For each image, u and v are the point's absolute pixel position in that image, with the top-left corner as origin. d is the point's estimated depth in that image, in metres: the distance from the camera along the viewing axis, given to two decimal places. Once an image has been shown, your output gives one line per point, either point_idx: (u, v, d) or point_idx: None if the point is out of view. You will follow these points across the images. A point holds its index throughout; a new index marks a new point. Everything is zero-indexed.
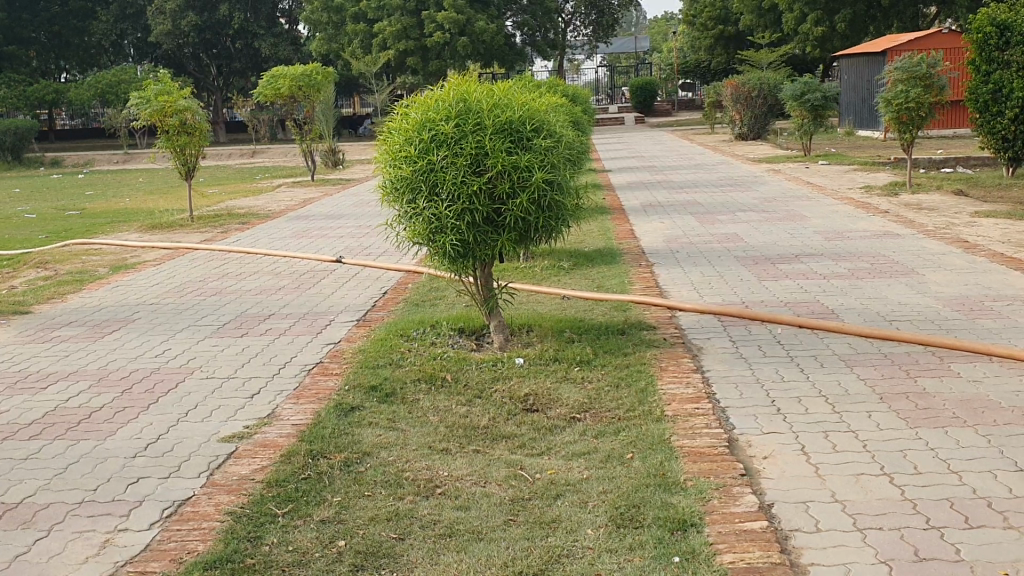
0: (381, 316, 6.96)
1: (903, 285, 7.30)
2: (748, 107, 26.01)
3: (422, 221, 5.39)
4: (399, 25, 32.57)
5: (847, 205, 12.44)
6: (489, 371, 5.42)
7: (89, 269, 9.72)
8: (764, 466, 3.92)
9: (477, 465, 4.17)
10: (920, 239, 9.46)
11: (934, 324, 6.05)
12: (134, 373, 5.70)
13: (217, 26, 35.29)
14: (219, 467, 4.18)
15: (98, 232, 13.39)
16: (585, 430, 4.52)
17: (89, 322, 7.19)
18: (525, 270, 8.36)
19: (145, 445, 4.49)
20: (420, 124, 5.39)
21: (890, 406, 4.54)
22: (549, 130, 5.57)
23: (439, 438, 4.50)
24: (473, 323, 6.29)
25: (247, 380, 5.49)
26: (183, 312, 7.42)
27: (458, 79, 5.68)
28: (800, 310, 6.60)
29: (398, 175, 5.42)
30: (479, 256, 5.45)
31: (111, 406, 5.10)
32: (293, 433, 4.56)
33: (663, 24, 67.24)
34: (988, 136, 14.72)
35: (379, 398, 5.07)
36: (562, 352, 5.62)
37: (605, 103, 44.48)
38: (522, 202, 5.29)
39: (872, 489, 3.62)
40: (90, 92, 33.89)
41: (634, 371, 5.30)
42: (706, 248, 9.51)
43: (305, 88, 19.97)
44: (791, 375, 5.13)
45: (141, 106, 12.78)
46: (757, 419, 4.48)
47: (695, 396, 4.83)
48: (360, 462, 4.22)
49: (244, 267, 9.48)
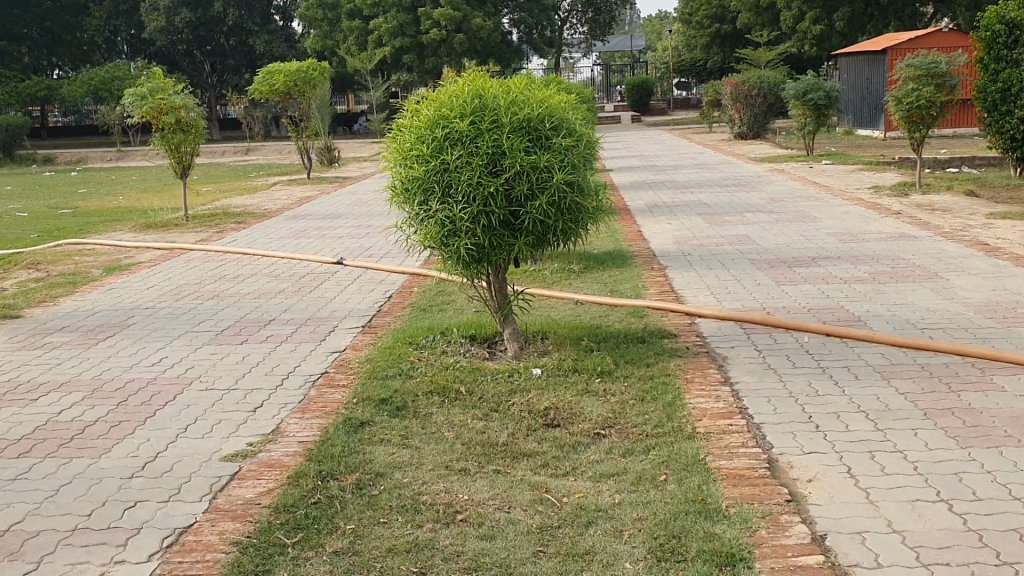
0: (387, 323, 6.66)
1: (929, 290, 7.06)
2: (748, 105, 25.79)
3: (434, 224, 5.11)
4: (395, 22, 32.16)
5: (857, 206, 12.20)
6: (505, 383, 5.14)
7: (82, 271, 9.41)
8: (810, 490, 3.65)
9: (498, 487, 3.88)
10: (937, 242, 9.20)
11: (969, 332, 5.79)
12: (129, 384, 5.40)
13: (211, 22, 34.93)
14: (222, 490, 3.90)
15: (91, 231, 13.04)
16: (612, 448, 4.24)
17: (82, 327, 6.88)
18: (535, 273, 8.11)
19: (143, 464, 4.19)
20: (433, 121, 5.11)
21: (936, 423, 4.28)
22: (568, 128, 5.29)
23: (456, 457, 4.22)
24: (486, 330, 6.01)
25: (250, 392, 5.18)
26: (180, 317, 7.13)
27: (472, 75, 5.40)
28: (825, 317, 6.32)
29: (410, 175, 5.14)
30: (494, 260, 5.17)
31: (106, 421, 4.79)
32: (300, 452, 4.27)
33: (657, 23, 66.92)
34: (995, 135, 14.47)
35: (390, 412, 4.78)
36: (582, 362, 5.35)
37: (600, 101, 44.11)
38: (541, 204, 5.00)
39: (931, 517, 3.36)
40: (83, 89, 33.49)
41: (659, 383, 5.01)
42: (718, 250, 9.26)
43: (302, 85, 19.61)
44: (825, 389, 4.86)
45: (136, 104, 12.42)
46: (796, 437, 4.20)
47: (726, 411, 4.55)
48: (373, 485, 3.93)
49: (242, 269, 9.18)
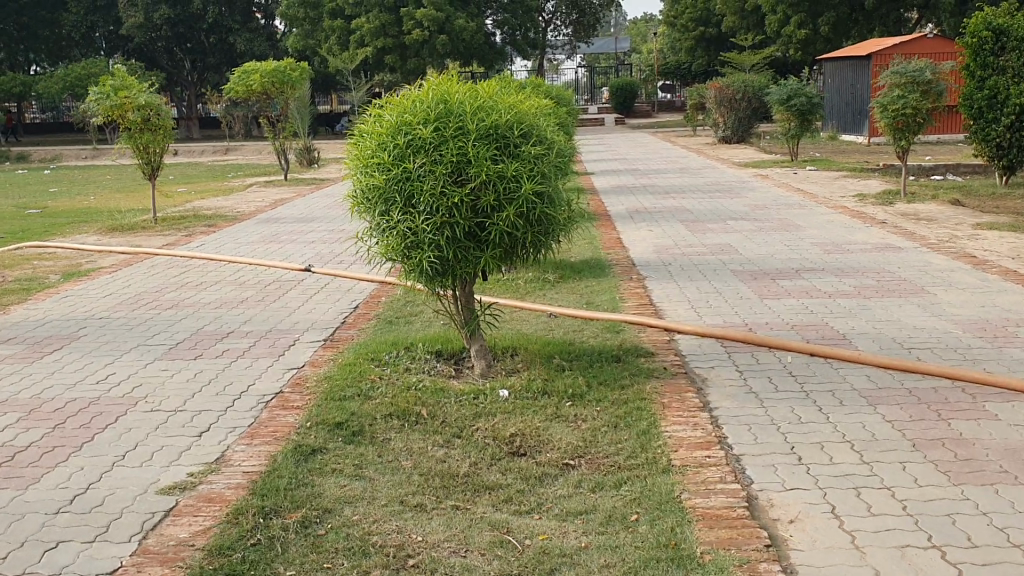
0: (350, 337, 6.33)
1: (916, 305, 6.80)
2: (732, 109, 25.56)
3: (395, 235, 4.80)
4: (377, 22, 31.76)
5: (842, 215, 11.97)
6: (470, 406, 4.83)
7: (39, 276, 9.04)
8: (791, 533, 3.37)
9: (455, 527, 3.57)
10: (923, 253, 8.94)
11: (958, 353, 5.52)
12: (69, 404, 5.05)
13: (190, 19, 34.49)
14: (155, 528, 3.57)
15: (56, 233, 12.66)
16: (581, 482, 3.95)
17: (29, 339, 6.51)
18: (508, 282, 7.82)
19: (71, 497, 3.86)
20: (394, 127, 4.80)
21: (926, 455, 4.02)
22: (539, 135, 4.98)
23: (412, 490, 3.90)
24: (452, 345, 5.71)
25: (197, 414, 4.85)
26: (133, 328, 6.77)
27: (438, 79, 5.10)
28: (809, 335, 6.05)
29: (370, 184, 4.83)
30: (458, 274, 4.87)
31: (39, 446, 4.45)
32: (243, 484, 3.94)
33: (643, 24, 66.50)
34: (980, 143, 14.17)
35: (345, 438, 4.47)
36: (552, 384, 5.05)
37: (584, 103, 43.84)
38: (509, 215, 4.71)
39: (923, 567, 3.08)
40: (59, 86, 32.99)
41: (634, 408, 4.72)
42: (700, 259, 8.98)
43: (279, 85, 19.25)
44: (809, 415, 4.57)
45: (100, 102, 12.02)
46: (778, 471, 3.91)
47: (704, 441, 4.26)
48: (320, 523, 3.62)
49: (205, 276, 8.83)
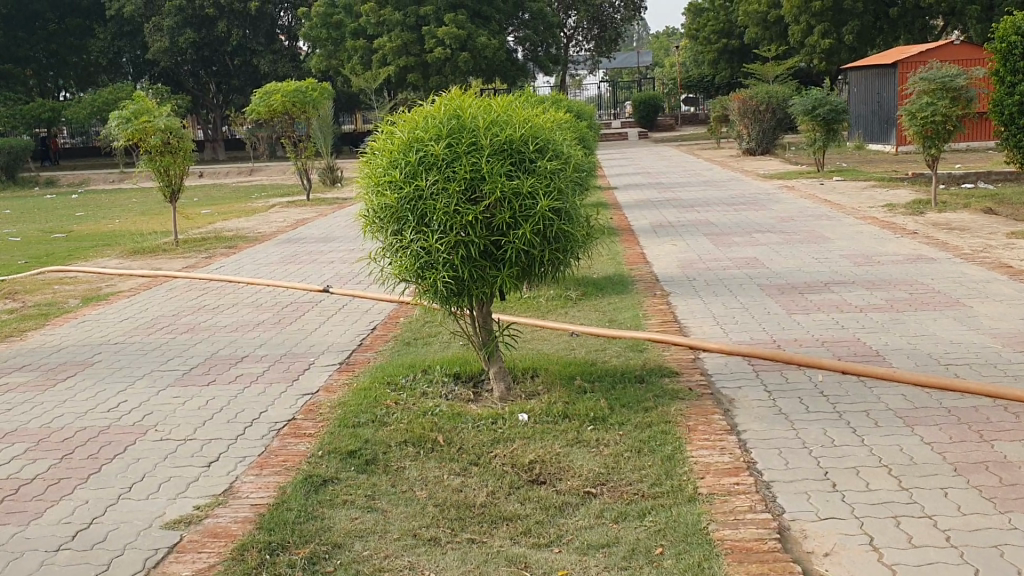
0: (366, 360, 6.19)
1: (951, 319, 6.56)
2: (757, 121, 25.30)
3: (408, 255, 4.65)
4: (399, 41, 31.91)
5: (871, 225, 11.73)
6: (487, 431, 4.66)
7: (58, 301, 8.99)
8: (828, 568, 3.17)
9: (471, 562, 3.40)
10: (957, 264, 8.69)
11: (998, 370, 5.28)
12: (78, 433, 4.93)
13: (215, 43, 34.81)
14: (156, 566, 3.42)
15: (79, 257, 12.65)
16: (603, 511, 3.76)
17: (43, 366, 6.42)
18: (529, 301, 7.66)
19: (72, 534, 3.72)
20: (406, 144, 4.66)
21: (968, 479, 3.80)
22: (555, 150, 4.83)
23: (425, 522, 3.74)
24: (470, 367, 5.55)
25: (207, 443, 4.71)
26: (147, 354, 6.66)
27: (451, 93, 4.96)
28: (841, 352, 5.82)
29: (382, 204, 4.69)
30: (475, 294, 4.71)
31: (45, 478, 4.33)
32: (249, 518, 3.79)
33: (663, 38, 66.28)
34: (1013, 150, 13.75)
35: (357, 467, 4.30)
36: (574, 407, 4.87)
37: (608, 118, 43.65)
38: (525, 233, 4.55)
39: None
40: (87, 111, 33.32)
41: (658, 432, 4.52)
42: (725, 274, 8.78)
43: (300, 105, 19.19)
44: (843, 438, 4.35)
45: (121, 127, 12.02)
46: (811, 499, 3.70)
47: (733, 467, 4.05)
48: (329, 559, 3.45)
49: (222, 298, 8.73)
